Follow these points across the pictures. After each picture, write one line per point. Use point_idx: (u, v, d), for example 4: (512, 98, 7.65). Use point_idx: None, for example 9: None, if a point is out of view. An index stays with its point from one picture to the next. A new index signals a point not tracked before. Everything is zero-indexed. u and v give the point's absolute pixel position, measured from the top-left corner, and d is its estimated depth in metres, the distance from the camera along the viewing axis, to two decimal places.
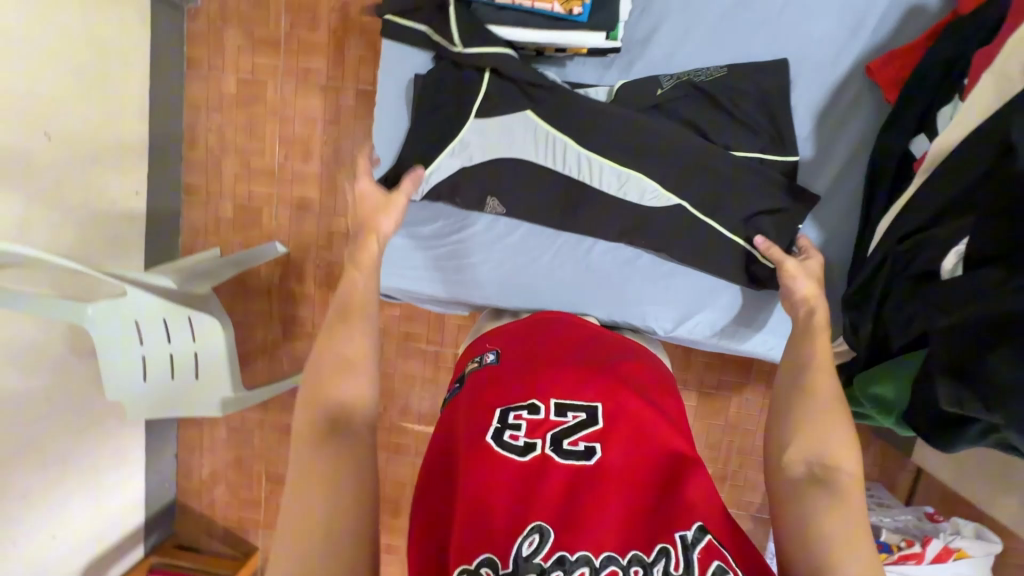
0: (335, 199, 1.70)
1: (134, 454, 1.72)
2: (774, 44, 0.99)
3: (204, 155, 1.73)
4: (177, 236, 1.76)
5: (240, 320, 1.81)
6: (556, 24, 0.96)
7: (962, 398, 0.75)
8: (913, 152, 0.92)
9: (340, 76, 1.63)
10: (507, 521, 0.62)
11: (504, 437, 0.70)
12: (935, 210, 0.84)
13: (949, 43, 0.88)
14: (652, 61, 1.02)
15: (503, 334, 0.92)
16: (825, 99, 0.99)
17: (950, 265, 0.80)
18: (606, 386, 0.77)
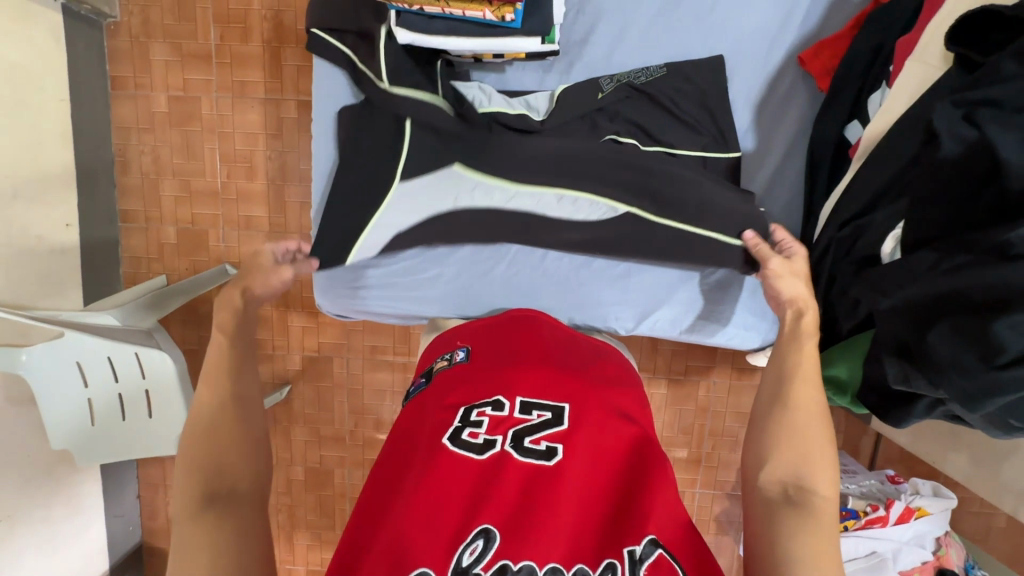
0: (286, 216, 1.64)
1: (90, 500, 1.62)
2: (710, 39, 1.00)
3: (139, 178, 1.63)
4: (117, 266, 1.67)
5: (194, 349, 1.73)
6: (490, 31, 0.92)
7: (908, 373, 0.78)
8: (849, 138, 0.96)
9: (279, 87, 1.57)
10: (454, 523, 0.60)
11: (463, 434, 0.70)
12: (871, 196, 0.87)
13: (871, 31, 0.92)
14: (592, 61, 1.02)
15: (471, 333, 0.92)
16: (763, 91, 1.01)
17: (888, 250, 0.83)
18: (574, 390, 0.77)
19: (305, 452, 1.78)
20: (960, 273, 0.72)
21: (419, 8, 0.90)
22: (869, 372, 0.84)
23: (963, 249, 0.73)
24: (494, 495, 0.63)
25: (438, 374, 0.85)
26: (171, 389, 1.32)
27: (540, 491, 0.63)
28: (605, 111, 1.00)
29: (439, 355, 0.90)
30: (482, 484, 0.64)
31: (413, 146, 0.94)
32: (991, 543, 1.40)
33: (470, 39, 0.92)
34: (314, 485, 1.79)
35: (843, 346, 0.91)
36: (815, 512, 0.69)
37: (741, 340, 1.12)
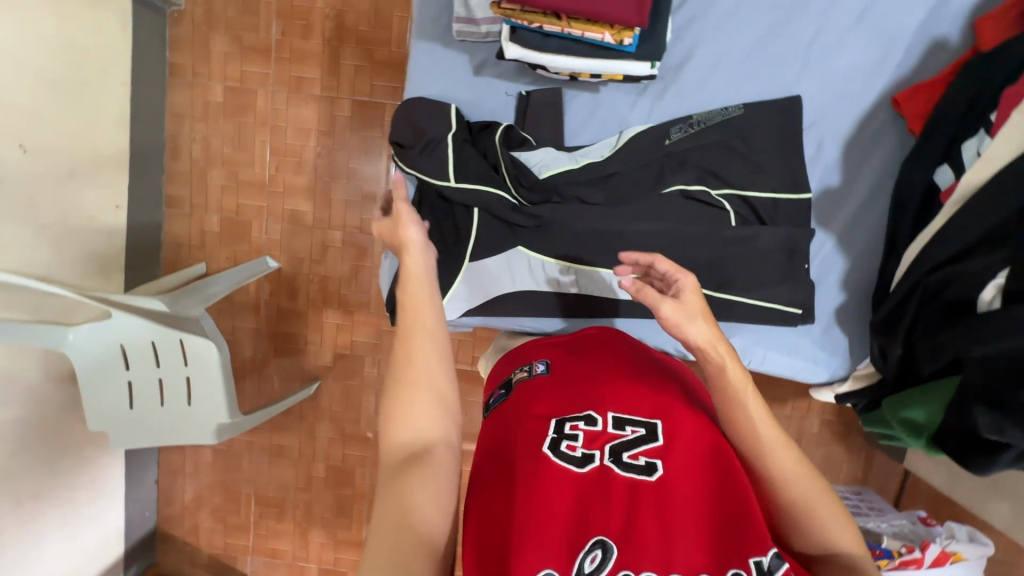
0: (331, 213, 1.64)
1: (113, 482, 1.61)
2: (800, 77, 1.00)
3: (188, 165, 1.64)
4: (158, 251, 1.67)
5: (227, 338, 1.73)
6: (604, 53, 0.89)
7: (1003, 426, 0.75)
8: (937, 183, 0.94)
9: (336, 85, 1.58)
10: (569, 535, 0.62)
11: (561, 448, 0.70)
12: (965, 242, 0.85)
13: (972, 79, 0.91)
14: (686, 88, 1.01)
15: (551, 342, 0.92)
16: (853, 129, 1.02)
17: (987, 298, 0.81)
18: (664, 402, 0.76)
19: (329, 450, 1.78)
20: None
21: (538, 26, 0.88)
22: (951, 417, 0.83)
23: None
24: (604, 510, 0.64)
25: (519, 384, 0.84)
26: (211, 379, 1.30)
27: (649, 506, 0.63)
28: (673, 159, 0.96)
29: (517, 366, 0.90)
30: (587, 496, 0.65)
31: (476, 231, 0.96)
32: None
33: (582, 59, 0.89)
34: (334, 483, 1.79)
35: (923, 389, 0.89)
36: None
37: (807, 373, 1.08)
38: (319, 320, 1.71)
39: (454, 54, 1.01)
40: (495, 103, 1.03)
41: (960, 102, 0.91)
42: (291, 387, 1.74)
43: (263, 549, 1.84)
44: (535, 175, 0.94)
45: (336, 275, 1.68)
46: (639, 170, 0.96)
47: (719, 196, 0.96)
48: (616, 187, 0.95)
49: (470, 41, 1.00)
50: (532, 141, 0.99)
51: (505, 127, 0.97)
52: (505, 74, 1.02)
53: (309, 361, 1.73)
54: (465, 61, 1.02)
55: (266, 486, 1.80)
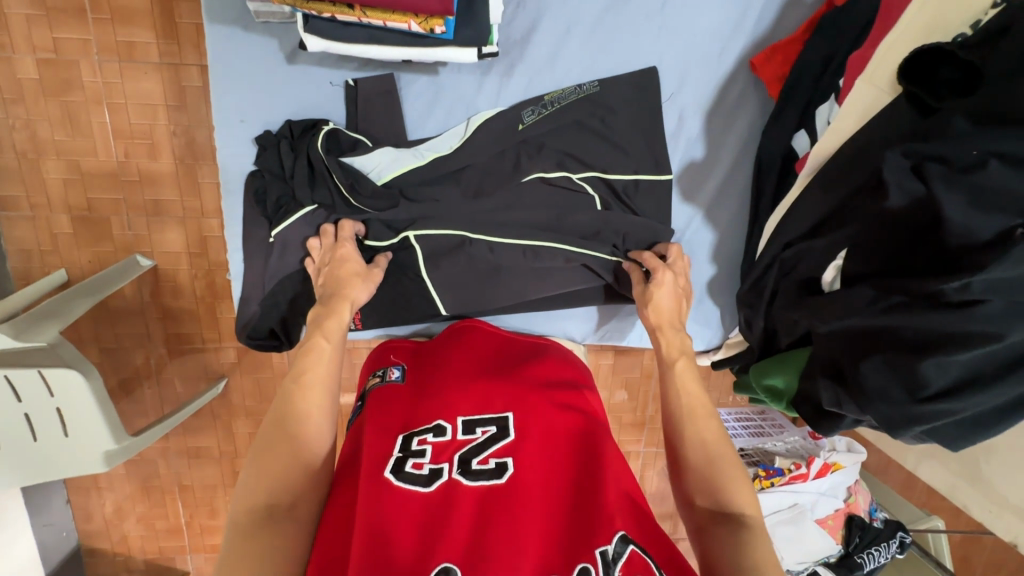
0: (200, 198, 1.47)
1: (11, 515, 1.50)
2: (658, 43, 0.96)
3: (13, 159, 1.40)
4: (3, 261, 1.46)
5: (111, 346, 1.58)
6: (416, 42, 0.82)
7: (840, 399, 0.80)
8: (795, 149, 0.94)
9: (175, 50, 1.34)
10: (414, 560, 0.61)
11: (408, 468, 0.72)
12: (813, 220, 0.86)
13: (826, 33, 0.89)
14: (535, 62, 0.96)
15: (410, 351, 0.96)
16: (714, 96, 1.00)
17: (829, 279, 0.84)
18: (515, 397, 0.81)
19: (251, 444, 1.72)
20: (894, 313, 0.73)
21: (331, 16, 0.80)
22: (804, 386, 0.86)
23: (899, 285, 0.73)
24: (450, 527, 0.64)
25: (372, 392, 0.87)
26: (86, 408, 1.18)
27: (497, 508, 0.66)
28: (530, 144, 0.95)
29: (373, 373, 0.93)
30: (433, 516, 0.66)
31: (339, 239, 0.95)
32: (888, 479, 1.59)
33: (394, 49, 0.84)
34: None
35: (780, 358, 0.93)
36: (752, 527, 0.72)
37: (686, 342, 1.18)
38: (213, 316, 1.58)
39: (260, 40, 0.92)
40: (321, 93, 0.96)
41: (815, 62, 0.90)
42: (197, 388, 1.64)
43: (202, 545, 1.82)
44: (373, 182, 0.91)
45: (223, 267, 1.54)
46: (494, 161, 0.94)
47: (581, 180, 0.96)
48: (471, 181, 0.94)
49: (275, 23, 0.90)
50: (367, 142, 0.94)
51: (328, 130, 0.91)
52: (325, 61, 0.94)
53: (210, 360, 1.62)
54: (275, 48, 0.92)
55: (191, 486, 1.75)
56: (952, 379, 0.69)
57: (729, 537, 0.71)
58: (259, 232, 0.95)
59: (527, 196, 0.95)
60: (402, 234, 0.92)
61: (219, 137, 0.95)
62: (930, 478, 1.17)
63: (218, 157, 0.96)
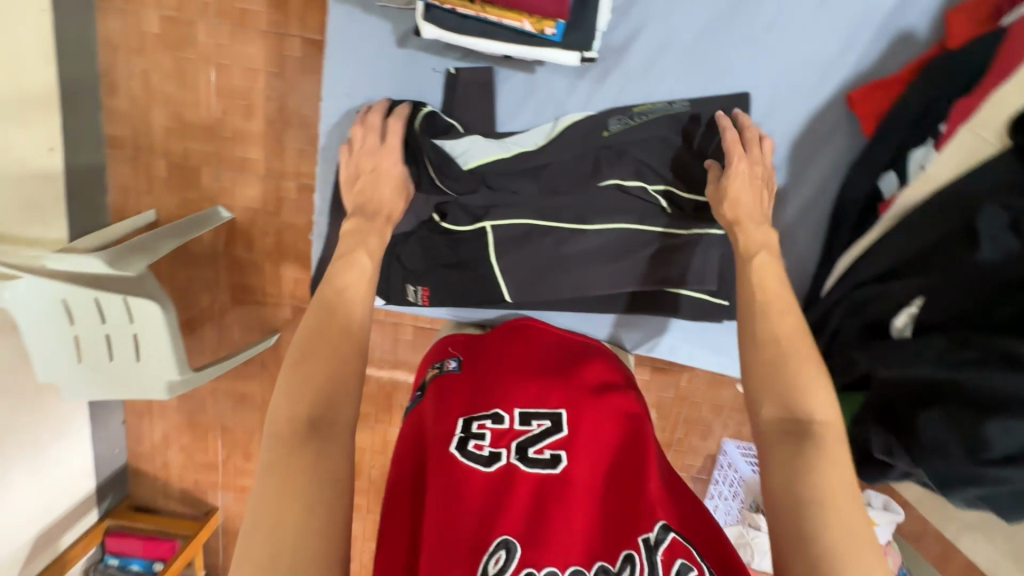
0: (283, 161, 1.56)
1: (77, 424, 1.65)
2: (756, 67, 0.99)
3: (128, 103, 1.53)
4: (103, 194, 1.59)
5: (183, 285, 1.71)
6: (525, 41, 0.88)
7: (892, 446, 0.78)
8: (882, 190, 0.95)
9: (283, 20, 1.44)
10: (477, 533, 0.68)
11: (469, 447, 0.77)
12: (888, 265, 0.86)
13: (934, 77, 0.89)
14: (629, 71, 1.00)
15: (463, 342, 1.00)
16: (803, 127, 1.01)
17: (899, 325, 0.82)
18: (568, 395, 0.84)
19: None
20: (960, 368, 0.71)
21: (451, 8, 0.86)
22: (855, 431, 0.85)
23: (971, 342, 0.71)
24: (509, 509, 0.70)
25: (432, 381, 0.92)
26: (158, 336, 1.28)
27: (552, 496, 0.72)
28: (611, 150, 0.96)
29: (431, 365, 0.98)
30: (494, 495, 0.72)
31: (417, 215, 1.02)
32: (922, 548, 1.51)
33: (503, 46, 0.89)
34: None
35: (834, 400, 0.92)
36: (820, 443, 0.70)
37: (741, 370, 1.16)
38: (276, 272, 1.68)
39: (376, 21, 0.99)
40: (422, 78, 1.02)
41: (915, 108, 0.90)
42: (251, 337, 1.75)
43: (232, 485, 1.93)
44: (461, 168, 0.95)
45: (294, 229, 1.63)
46: (574, 162, 0.96)
47: (654, 192, 0.98)
48: (549, 181, 0.96)
49: (393, 8, 0.98)
50: (459, 128, 1.00)
51: (427, 113, 0.98)
52: (431, 48, 1.01)
53: (267, 313, 1.72)
54: (388, 30, 1.00)
55: (232, 428, 1.86)
56: (1017, 447, 0.65)
57: (796, 454, 0.69)
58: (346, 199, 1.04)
59: (603, 200, 0.97)
60: (480, 223, 0.98)
61: (325, 107, 1.04)
62: (972, 552, 1.11)
63: (322, 125, 1.04)
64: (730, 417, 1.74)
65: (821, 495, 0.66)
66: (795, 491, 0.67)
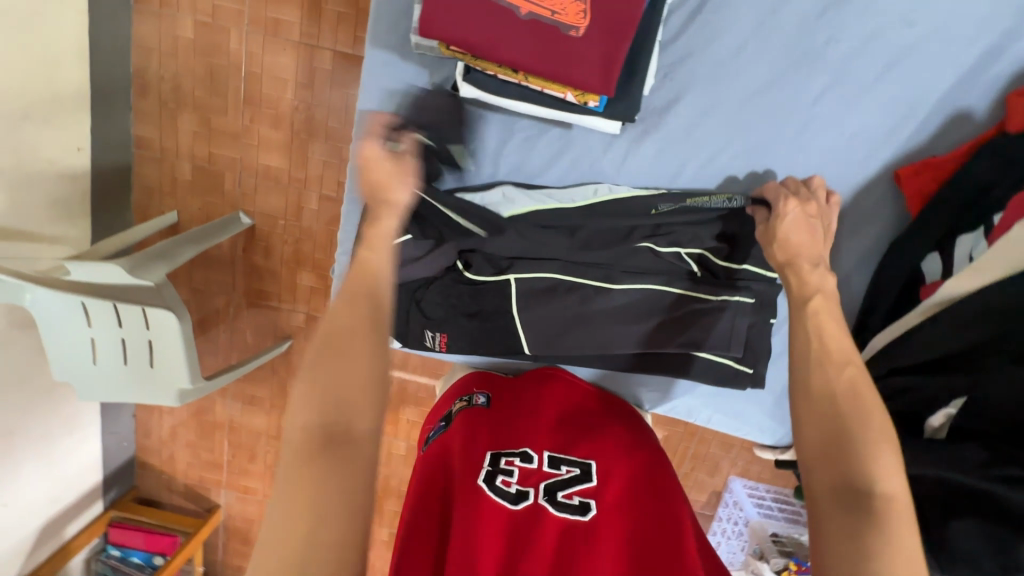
0: (307, 171, 1.56)
1: (88, 418, 1.67)
2: (801, 139, 0.98)
3: (157, 105, 1.53)
4: (128, 193, 1.60)
5: (200, 287, 1.72)
6: (567, 109, 0.89)
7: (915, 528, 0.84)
8: (925, 271, 0.99)
9: (315, 32, 1.43)
10: (502, 572, 0.67)
11: (497, 482, 0.78)
12: (935, 353, 0.93)
13: (986, 168, 0.92)
14: (670, 132, 0.98)
15: (495, 382, 1.02)
16: (848, 200, 1.02)
17: (936, 425, 0.92)
18: (597, 445, 0.86)
19: None
20: (1010, 485, 0.78)
21: (494, 74, 0.88)
22: None
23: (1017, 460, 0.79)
24: (535, 547, 0.70)
25: (458, 414, 0.93)
26: (172, 345, 1.29)
27: (579, 542, 0.71)
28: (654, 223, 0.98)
29: (456, 399, 0.99)
30: (520, 532, 0.72)
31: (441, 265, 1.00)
32: None
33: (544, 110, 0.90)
34: None
35: None
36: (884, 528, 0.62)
37: (755, 433, 1.16)
38: (292, 280, 1.68)
39: (411, 68, 0.99)
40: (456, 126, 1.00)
41: (969, 188, 0.93)
42: (264, 342, 1.76)
43: (235, 484, 1.95)
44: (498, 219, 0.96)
45: (312, 239, 1.63)
46: (609, 225, 0.97)
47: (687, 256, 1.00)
48: (587, 241, 0.97)
49: (431, 57, 0.97)
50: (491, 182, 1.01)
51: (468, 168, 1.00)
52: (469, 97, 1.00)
53: (281, 319, 1.73)
54: (425, 77, 1.00)
55: (239, 429, 1.87)
56: None
57: (851, 523, 0.63)
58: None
59: (634, 259, 0.99)
60: (504, 276, 0.99)
61: (355, 151, 1.03)
62: None
63: (353, 167, 1.04)
64: (738, 457, 1.72)
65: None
66: (847, 562, 0.61)
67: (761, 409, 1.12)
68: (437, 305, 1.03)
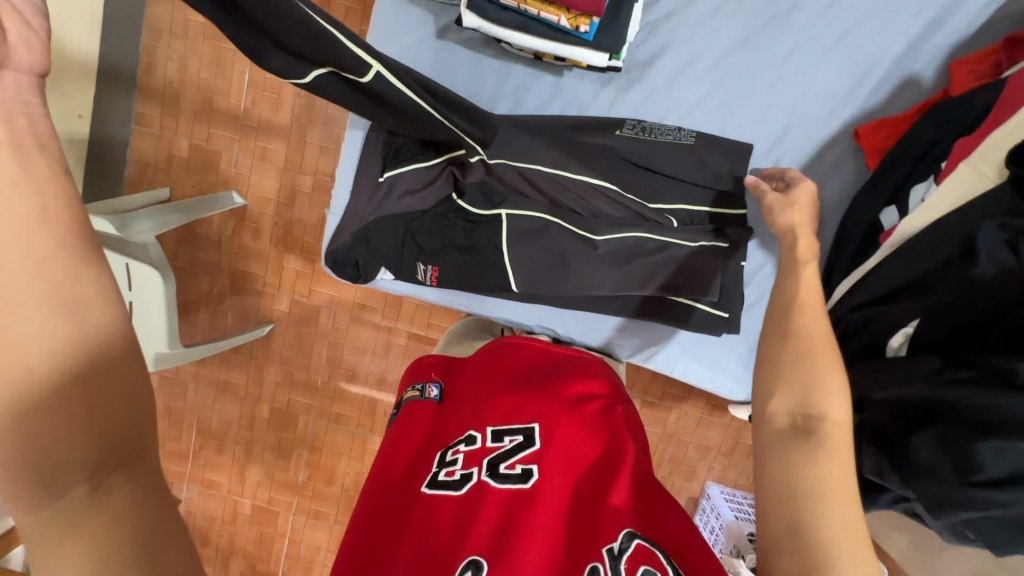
0: (303, 154, 1.60)
1: None
2: (772, 93, 1.07)
3: (161, 85, 1.58)
4: (122, 168, 1.63)
5: (184, 267, 1.71)
6: (560, 36, 0.94)
7: (881, 467, 0.79)
8: (883, 223, 0.98)
9: None
10: (446, 553, 0.65)
11: (442, 476, 0.74)
12: (890, 286, 0.90)
13: (934, 121, 0.94)
14: (652, 84, 1.08)
15: (446, 365, 0.97)
16: (810, 156, 1.08)
17: (895, 344, 0.86)
18: (541, 406, 0.80)
19: (275, 393, 1.79)
20: (958, 385, 0.72)
21: None
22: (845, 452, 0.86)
23: (971, 363, 0.73)
24: (475, 528, 0.67)
25: (409, 403, 0.90)
26: (154, 307, 1.27)
27: (519, 515, 0.68)
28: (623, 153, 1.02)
29: (412, 385, 0.95)
30: (463, 518, 0.69)
31: (435, 203, 1.04)
32: None
33: (536, 38, 0.95)
34: (277, 425, 1.81)
35: None
36: (826, 438, 0.57)
37: (729, 390, 1.22)
38: (279, 263, 1.69)
39: (419, 12, 1.07)
40: (460, 69, 1.09)
41: (919, 144, 0.95)
42: (244, 326, 1.74)
43: (199, 479, 1.86)
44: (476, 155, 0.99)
45: (303, 222, 1.65)
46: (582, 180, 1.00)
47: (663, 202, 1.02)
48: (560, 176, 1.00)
49: (437, 2, 1.06)
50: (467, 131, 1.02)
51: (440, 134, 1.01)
52: (469, 43, 1.08)
53: (264, 303, 1.72)
54: (430, 22, 1.08)
55: (209, 419, 1.82)
56: (1011, 470, 0.65)
57: (791, 448, 0.57)
58: (371, 171, 1.04)
59: (612, 212, 1.02)
60: (495, 209, 1.01)
61: None
62: None
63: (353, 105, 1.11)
64: (716, 461, 1.72)
65: (815, 497, 0.54)
66: (782, 493, 0.55)
67: (736, 363, 1.18)
68: (427, 239, 1.05)
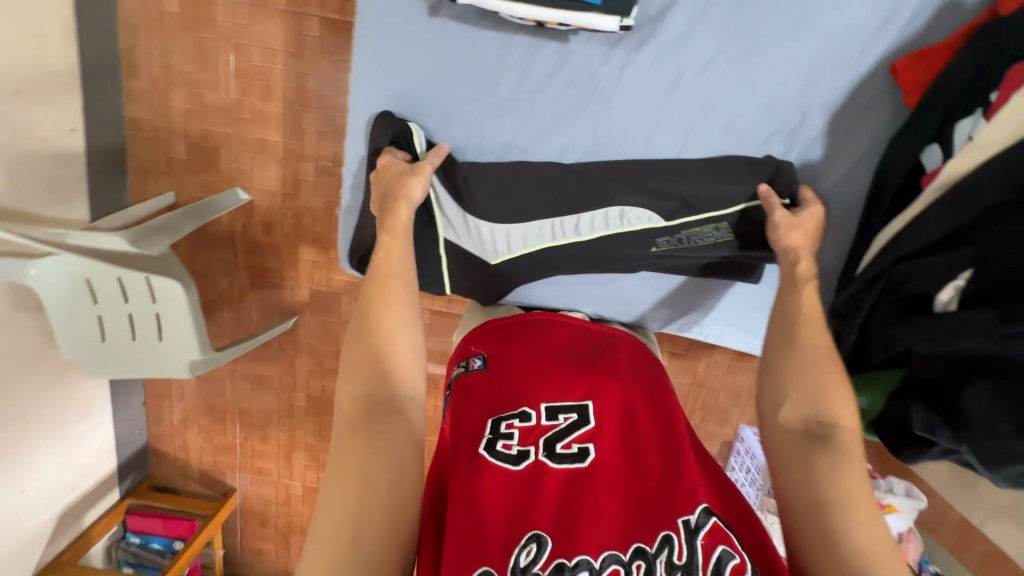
0: (301, 142, 1.56)
1: (99, 404, 1.67)
2: (800, 34, 0.99)
3: (147, 85, 1.53)
4: (123, 176, 1.60)
5: (201, 267, 1.72)
6: (567, 3, 0.92)
7: (934, 425, 0.80)
8: (925, 163, 0.97)
9: None
10: (508, 526, 0.66)
11: (497, 447, 0.75)
12: (934, 236, 0.89)
13: (980, 49, 0.90)
14: (665, 39, 1.01)
15: (489, 338, 0.96)
16: (844, 98, 1.03)
17: (945, 299, 0.84)
18: (593, 385, 0.82)
19: (309, 381, 1.83)
20: (1014, 342, 0.72)
21: None
22: (891, 408, 0.89)
23: (1017, 316, 0.73)
24: (537, 503, 0.69)
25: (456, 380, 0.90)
26: (179, 315, 1.29)
27: (580, 491, 0.70)
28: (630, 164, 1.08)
29: (456, 363, 0.96)
30: (523, 491, 0.70)
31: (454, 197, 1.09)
32: None
33: (538, 8, 0.92)
34: (315, 411, 1.87)
35: (871, 379, 0.96)
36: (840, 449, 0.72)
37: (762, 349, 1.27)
38: (294, 255, 1.68)
39: None
40: (462, 46, 1.04)
41: (963, 75, 0.91)
42: (270, 319, 1.76)
43: (250, 466, 1.95)
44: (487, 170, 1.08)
45: (312, 210, 1.62)
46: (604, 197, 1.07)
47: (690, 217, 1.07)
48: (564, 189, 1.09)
49: None
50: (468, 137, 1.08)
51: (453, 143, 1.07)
52: (464, 17, 1.02)
53: (285, 296, 1.73)
54: (419, 0, 1.02)
55: (250, 411, 1.88)
56: None
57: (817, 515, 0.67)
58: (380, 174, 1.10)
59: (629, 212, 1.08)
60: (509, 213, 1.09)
61: (358, 80, 1.08)
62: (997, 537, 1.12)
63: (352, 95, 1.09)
64: (748, 405, 1.73)
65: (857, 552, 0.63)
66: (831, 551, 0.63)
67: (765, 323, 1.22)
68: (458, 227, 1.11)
